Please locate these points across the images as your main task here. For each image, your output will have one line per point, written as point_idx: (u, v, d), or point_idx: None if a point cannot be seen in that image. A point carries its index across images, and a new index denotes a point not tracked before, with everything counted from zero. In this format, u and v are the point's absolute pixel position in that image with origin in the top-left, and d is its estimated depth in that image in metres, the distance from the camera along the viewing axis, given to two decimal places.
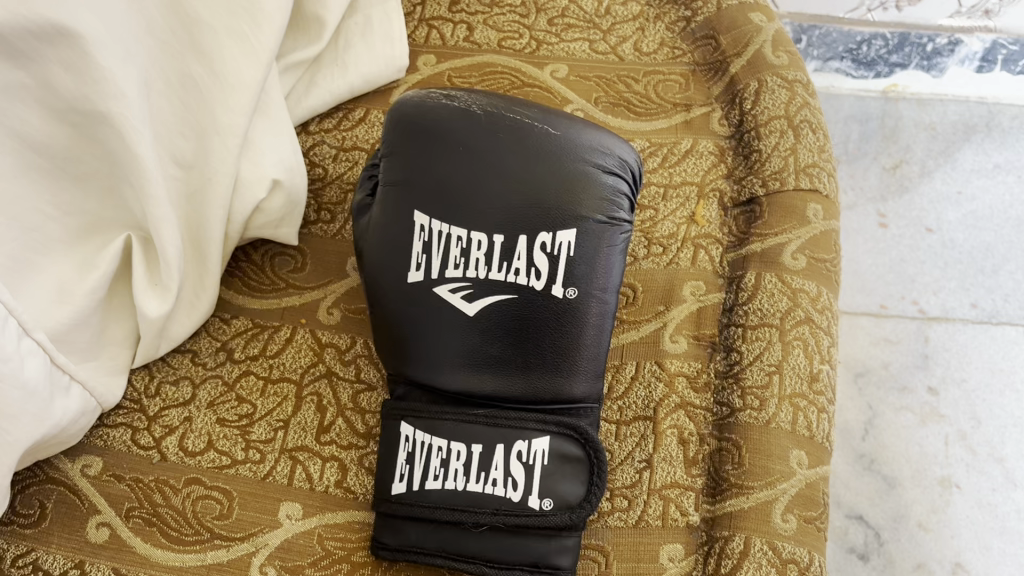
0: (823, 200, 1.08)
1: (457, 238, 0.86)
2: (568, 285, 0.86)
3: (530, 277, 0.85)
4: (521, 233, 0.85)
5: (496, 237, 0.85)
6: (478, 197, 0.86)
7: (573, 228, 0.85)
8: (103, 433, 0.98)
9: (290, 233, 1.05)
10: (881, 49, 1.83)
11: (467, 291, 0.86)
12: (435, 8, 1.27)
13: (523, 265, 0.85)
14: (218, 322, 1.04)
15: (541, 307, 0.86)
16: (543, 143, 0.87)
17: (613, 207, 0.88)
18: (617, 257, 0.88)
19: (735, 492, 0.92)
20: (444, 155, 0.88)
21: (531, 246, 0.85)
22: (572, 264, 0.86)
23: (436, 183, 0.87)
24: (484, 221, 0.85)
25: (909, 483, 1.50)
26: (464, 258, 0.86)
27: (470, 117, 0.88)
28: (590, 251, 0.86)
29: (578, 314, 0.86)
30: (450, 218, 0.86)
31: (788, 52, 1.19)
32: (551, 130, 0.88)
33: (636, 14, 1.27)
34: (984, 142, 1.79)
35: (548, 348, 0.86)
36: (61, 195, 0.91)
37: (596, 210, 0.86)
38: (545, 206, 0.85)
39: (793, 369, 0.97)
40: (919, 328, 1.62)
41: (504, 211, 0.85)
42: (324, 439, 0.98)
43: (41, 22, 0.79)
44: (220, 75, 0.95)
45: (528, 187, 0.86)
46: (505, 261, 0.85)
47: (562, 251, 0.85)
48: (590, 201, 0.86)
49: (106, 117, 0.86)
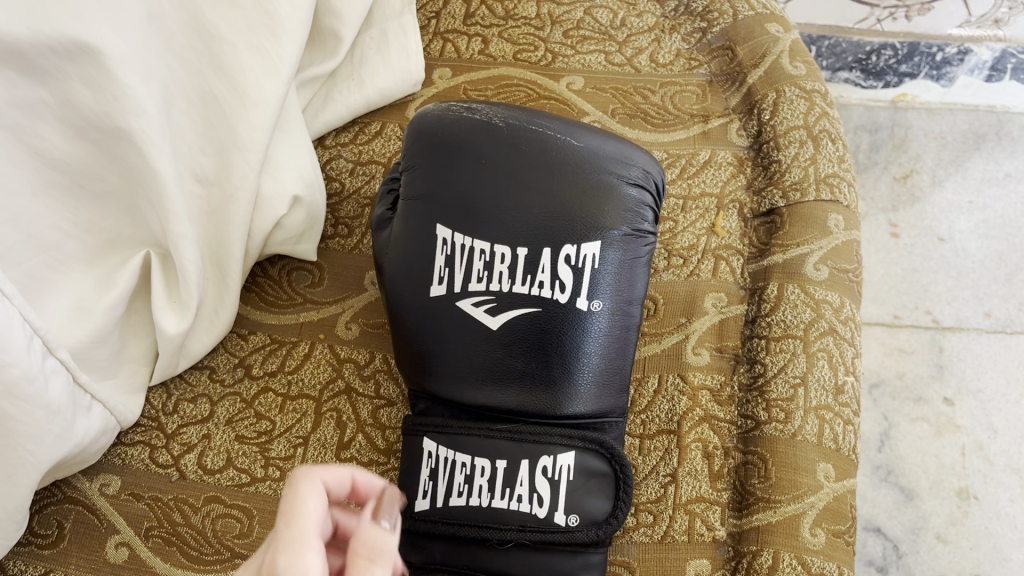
0: (844, 210, 1.07)
1: (480, 251, 0.84)
2: (593, 298, 0.84)
3: (554, 290, 0.83)
4: (545, 246, 0.83)
5: (520, 250, 0.83)
6: (502, 209, 0.84)
7: (596, 240, 0.84)
8: (121, 452, 0.97)
9: (309, 248, 1.05)
10: (889, 59, 1.82)
11: (491, 305, 0.84)
12: (450, 21, 1.27)
13: (548, 278, 0.83)
14: (236, 338, 1.04)
15: (566, 320, 0.83)
16: (566, 155, 0.87)
17: (636, 219, 0.87)
18: (640, 270, 0.87)
19: (762, 506, 0.91)
20: (467, 167, 0.87)
21: (555, 258, 0.83)
22: (597, 276, 0.85)
23: (459, 195, 0.86)
24: (507, 232, 0.84)
25: (926, 495, 1.49)
26: (487, 271, 0.84)
27: (492, 130, 0.88)
28: (614, 263, 0.85)
29: (604, 327, 0.85)
30: (473, 229, 0.85)
31: (805, 62, 1.18)
32: (574, 142, 0.88)
33: (652, 25, 1.27)
34: (994, 150, 1.79)
35: (573, 362, 0.84)
36: (79, 212, 0.90)
37: (619, 222, 0.85)
38: (570, 216, 0.84)
39: (818, 381, 0.96)
40: (934, 339, 1.61)
41: (528, 223, 0.84)
42: (345, 456, 0.97)
43: (63, 39, 0.79)
44: (240, 90, 0.95)
45: (552, 201, 0.84)
46: (528, 273, 0.83)
47: (587, 263, 0.84)
48: (616, 213, 0.85)
49: (126, 134, 0.85)
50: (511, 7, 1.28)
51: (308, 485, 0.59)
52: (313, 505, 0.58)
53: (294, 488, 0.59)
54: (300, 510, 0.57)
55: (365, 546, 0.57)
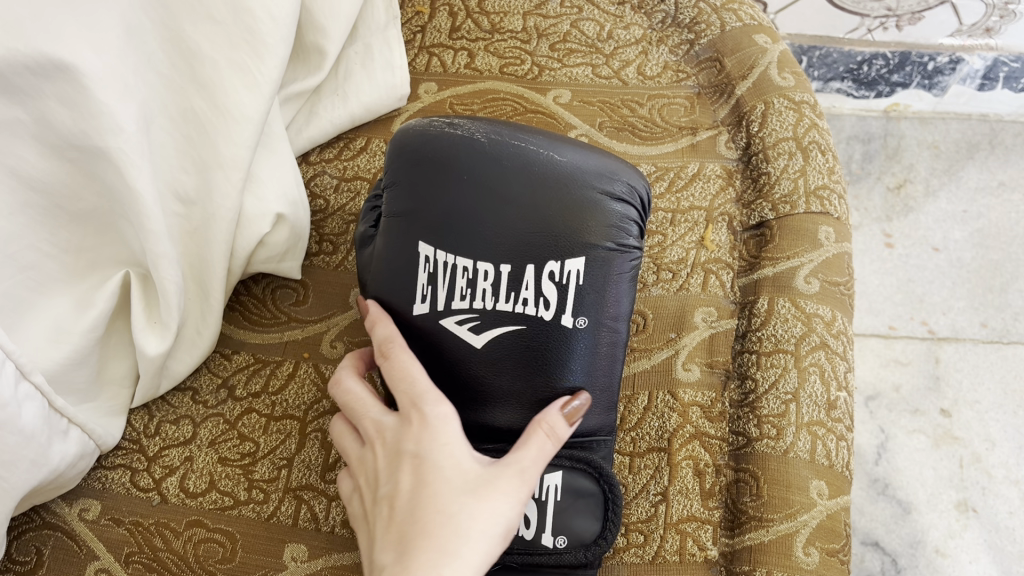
0: (834, 223, 1.06)
1: (463, 268, 0.82)
2: (578, 315, 0.82)
3: (538, 307, 0.82)
4: (529, 263, 0.81)
5: (503, 266, 0.81)
6: (485, 225, 0.82)
7: (581, 256, 0.82)
8: (101, 476, 0.95)
9: (293, 266, 1.04)
10: (881, 69, 1.84)
11: (474, 322, 0.82)
12: (435, 35, 1.26)
13: (532, 295, 0.82)
14: (219, 358, 1.02)
15: (551, 336, 0.82)
16: (549, 170, 0.84)
17: (622, 234, 0.85)
18: (627, 285, 0.86)
19: (755, 526, 0.89)
20: (447, 183, 0.84)
21: (539, 275, 0.81)
22: (582, 292, 0.83)
23: (440, 212, 0.84)
24: (489, 249, 0.81)
25: (924, 508, 1.48)
26: (470, 288, 0.82)
27: (473, 146, 0.85)
28: (599, 279, 0.83)
29: (590, 343, 0.83)
30: (456, 246, 0.82)
31: (793, 72, 1.17)
32: (556, 157, 0.85)
33: (639, 37, 1.26)
34: (987, 159, 1.83)
35: (559, 379, 0.82)
36: (58, 232, 0.88)
37: (604, 238, 0.83)
38: (554, 232, 0.82)
39: (809, 397, 0.95)
40: (929, 349, 1.63)
41: (511, 239, 0.81)
42: (330, 477, 0.95)
43: (37, 56, 0.77)
44: (221, 108, 0.94)
45: (537, 218, 0.82)
46: (512, 290, 0.82)
47: (571, 280, 0.82)
48: (600, 228, 0.83)
49: (102, 152, 0.84)
50: (497, 21, 1.27)
51: (410, 356, 0.79)
52: (421, 370, 0.78)
53: (400, 358, 0.79)
54: (416, 373, 0.78)
55: (548, 424, 0.77)
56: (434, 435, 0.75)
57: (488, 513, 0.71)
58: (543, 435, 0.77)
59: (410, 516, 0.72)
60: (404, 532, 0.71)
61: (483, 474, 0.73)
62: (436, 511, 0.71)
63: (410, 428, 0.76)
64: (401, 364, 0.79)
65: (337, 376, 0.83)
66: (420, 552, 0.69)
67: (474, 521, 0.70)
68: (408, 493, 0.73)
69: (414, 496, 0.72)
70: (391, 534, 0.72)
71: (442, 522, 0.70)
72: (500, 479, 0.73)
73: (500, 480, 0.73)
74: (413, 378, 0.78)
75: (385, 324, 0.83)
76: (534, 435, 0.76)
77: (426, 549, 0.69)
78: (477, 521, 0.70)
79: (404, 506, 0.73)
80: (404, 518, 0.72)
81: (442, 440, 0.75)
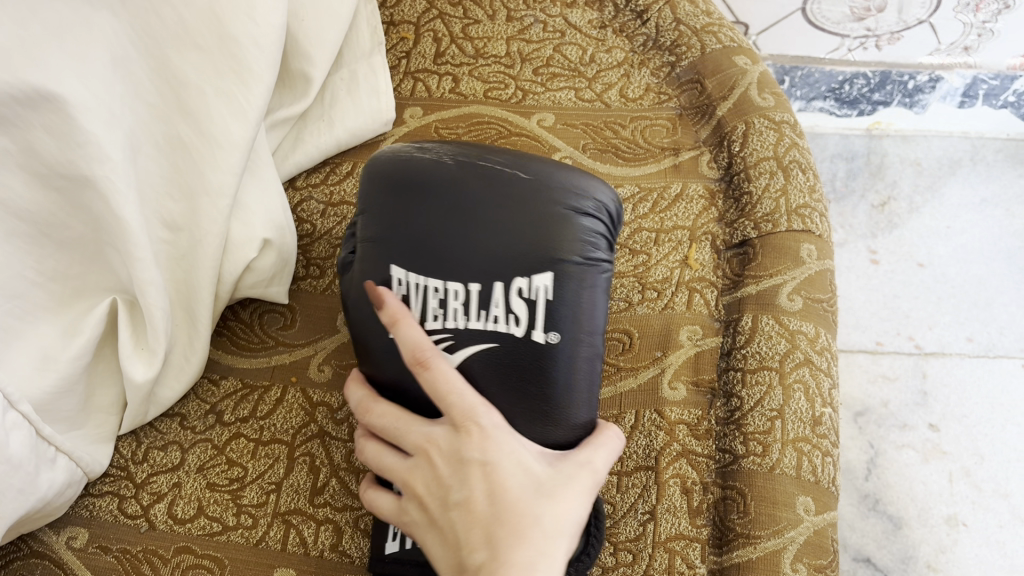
0: (817, 240, 1.07)
1: (434, 289, 0.82)
2: (549, 329, 0.82)
3: (510, 324, 0.82)
4: (497, 281, 0.81)
5: (473, 285, 0.82)
6: (457, 245, 0.82)
7: (549, 271, 0.82)
8: (88, 503, 0.95)
9: (280, 291, 1.05)
10: (862, 88, 1.86)
11: (449, 342, 0.83)
12: (420, 60, 1.28)
13: (502, 312, 0.82)
14: (207, 384, 1.03)
15: (524, 353, 0.82)
16: (516, 188, 0.84)
17: (590, 248, 0.84)
18: (599, 299, 0.85)
19: (743, 543, 0.89)
20: (418, 206, 0.84)
21: (508, 292, 0.82)
22: (553, 307, 0.83)
23: (412, 235, 0.84)
24: (458, 268, 0.82)
25: (915, 523, 1.49)
26: (443, 308, 0.83)
27: (441, 169, 0.85)
28: (569, 293, 0.83)
29: (564, 358, 0.83)
30: (428, 269, 0.83)
31: (774, 93, 1.19)
32: (522, 175, 0.85)
33: (621, 60, 1.28)
34: (970, 175, 1.86)
35: (535, 395, 0.83)
36: (45, 261, 0.89)
37: (572, 252, 0.83)
38: (520, 248, 0.82)
39: (794, 413, 0.96)
40: (917, 365, 1.64)
41: (480, 258, 0.81)
42: (318, 501, 0.95)
43: (24, 87, 0.78)
44: (209, 135, 0.94)
45: (504, 238, 0.82)
46: (483, 308, 0.82)
47: (540, 295, 0.82)
48: (565, 244, 0.83)
49: (90, 180, 0.84)
50: (481, 46, 1.29)
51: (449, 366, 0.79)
52: (461, 379, 0.79)
53: (443, 368, 0.79)
54: (462, 385, 0.79)
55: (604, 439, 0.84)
56: (499, 441, 0.78)
57: (569, 509, 0.77)
58: (603, 447, 0.83)
59: (495, 519, 0.75)
60: (493, 530, 0.75)
61: (553, 475, 0.79)
62: (523, 512, 0.75)
63: (467, 437, 0.78)
64: (445, 374, 0.79)
65: (366, 405, 0.84)
66: (519, 549, 0.73)
67: (560, 518, 0.76)
68: (485, 499, 0.76)
69: (493, 501, 0.76)
70: (476, 532, 0.75)
71: (531, 522, 0.75)
72: (573, 478, 0.79)
73: (568, 479, 0.79)
74: (461, 390, 0.78)
75: (409, 327, 0.80)
76: (596, 447, 0.83)
77: (524, 546, 0.73)
78: (562, 520, 0.76)
79: (484, 509, 0.76)
80: (488, 520, 0.75)
81: (507, 447, 0.78)
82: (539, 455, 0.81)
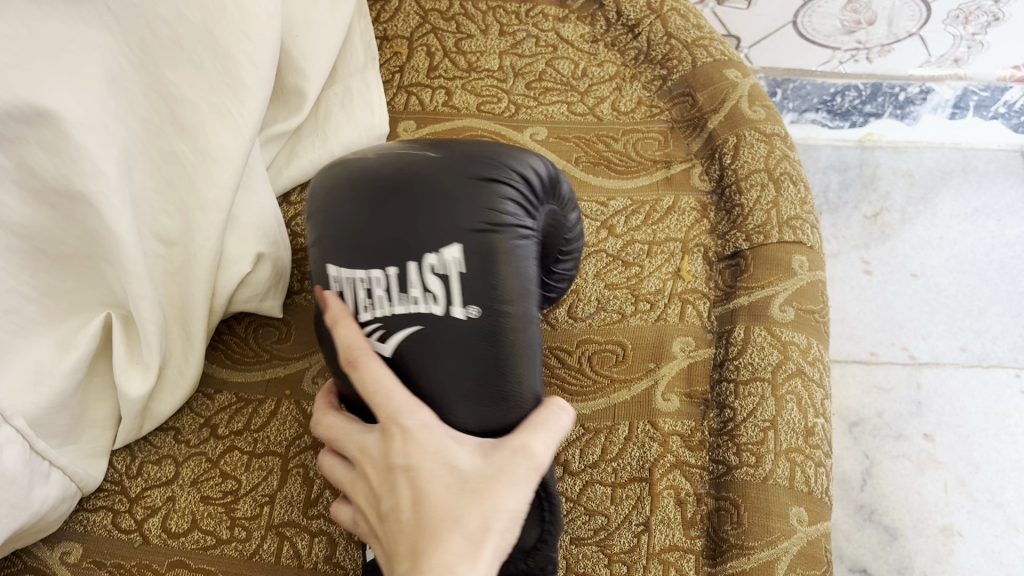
0: (808, 251, 1.08)
1: (358, 278, 0.76)
2: (468, 305, 0.74)
3: (432, 304, 0.74)
4: (406, 260, 0.74)
5: (386, 268, 0.74)
6: (367, 230, 0.76)
7: (456, 243, 0.74)
8: (82, 518, 0.95)
9: (275, 305, 1.05)
10: (854, 100, 1.88)
11: (380, 332, 0.76)
12: (414, 75, 1.29)
13: (420, 292, 0.74)
14: (202, 398, 1.03)
15: (450, 334, 0.74)
16: (421, 164, 0.77)
17: (503, 214, 0.76)
18: (526, 270, 0.77)
19: (736, 553, 0.89)
20: (334, 200, 0.79)
21: (420, 270, 0.74)
22: (471, 280, 0.74)
23: (331, 229, 0.79)
24: (370, 254, 0.75)
25: (911, 534, 1.49)
26: (369, 297, 0.76)
27: (357, 162, 0.80)
28: (484, 265, 0.74)
29: (490, 335, 0.74)
30: (351, 261, 0.76)
31: (765, 105, 1.21)
32: (431, 153, 0.78)
33: (613, 74, 1.29)
34: (961, 186, 1.87)
35: (471, 379, 0.75)
36: (39, 276, 0.89)
37: (478, 219, 0.74)
38: (424, 222, 0.74)
39: (787, 424, 0.96)
40: (911, 375, 1.65)
41: (388, 239, 0.75)
42: (312, 513, 0.95)
43: (19, 104, 0.78)
44: (203, 150, 0.95)
45: (415, 217, 0.74)
46: (403, 290, 0.74)
47: (452, 269, 0.74)
48: (472, 212, 0.74)
49: (84, 196, 0.85)
50: (474, 60, 1.30)
51: (375, 366, 0.74)
52: (388, 378, 0.74)
53: (369, 369, 0.74)
54: (387, 385, 0.74)
55: (546, 419, 0.76)
56: (424, 443, 0.73)
57: (496, 510, 0.71)
58: (545, 428, 0.76)
59: (418, 529, 0.72)
60: (415, 541, 0.71)
61: (482, 470, 0.73)
62: (443, 519, 0.71)
63: (393, 441, 0.74)
64: (371, 375, 0.74)
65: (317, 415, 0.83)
66: (434, 561, 0.69)
67: (484, 521, 0.71)
68: (411, 507, 0.73)
69: (418, 508, 0.72)
70: (401, 543, 0.72)
71: (451, 529, 0.70)
72: (504, 471, 0.73)
73: (500, 471, 0.73)
74: (388, 390, 0.74)
75: (349, 325, 0.77)
76: (538, 428, 0.75)
77: (441, 557, 0.69)
78: (488, 519, 0.71)
79: (409, 518, 0.72)
80: (413, 529, 0.72)
81: (433, 448, 0.73)
82: (476, 446, 0.75)
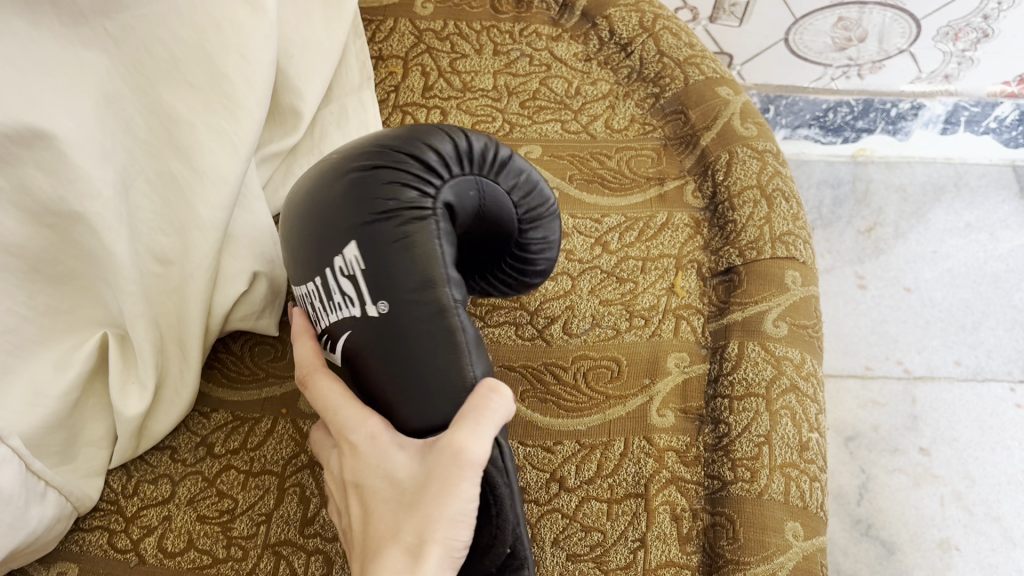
0: (801, 267, 1.09)
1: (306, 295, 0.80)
2: (375, 298, 0.74)
3: (351, 305, 0.75)
4: (322, 268, 0.77)
5: (313, 280, 0.78)
6: (298, 247, 0.79)
7: (352, 240, 0.75)
8: (78, 538, 0.95)
9: (271, 324, 1.06)
10: (846, 116, 1.89)
11: (329, 341, 0.79)
12: (409, 94, 1.30)
13: (342, 297, 0.76)
14: (198, 417, 1.03)
15: (369, 331, 0.74)
16: (326, 172, 0.79)
17: (392, 199, 0.75)
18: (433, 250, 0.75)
19: (732, 569, 0.89)
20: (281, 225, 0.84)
21: (334, 274, 0.76)
22: (373, 272, 0.74)
23: (285, 254, 0.83)
24: (303, 271, 0.79)
25: (908, 548, 1.49)
26: (316, 310, 0.80)
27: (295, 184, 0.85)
28: (378, 254, 0.74)
29: (401, 324, 0.73)
30: (297, 283, 0.81)
31: (756, 122, 1.22)
32: (335, 157, 0.80)
33: (607, 92, 1.30)
34: (954, 201, 1.88)
35: (397, 373, 0.73)
36: (36, 296, 0.89)
37: (367, 211, 0.75)
38: (328, 226, 0.76)
39: (781, 439, 0.96)
40: (906, 389, 1.65)
41: (307, 251, 0.78)
42: (308, 532, 0.95)
43: (19, 127, 0.80)
44: (200, 170, 0.95)
45: (321, 226, 0.77)
46: (330, 296, 0.77)
47: (355, 267, 0.75)
48: (361, 205, 0.75)
49: (82, 217, 0.86)
50: (468, 80, 1.31)
51: (323, 383, 0.76)
52: (336, 394, 0.76)
53: (319, 388, 0.77)
54: (333, 402, 0.75)
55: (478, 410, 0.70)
56: (365, 457, 0.73)
57: (431, 519, 0.68)
58: (477, 421, 0.69)
59: (368, 544, 0.72)
60: (365, 556, 0.71)
61: (418, 479, 0.70)
62: (385, 534, 0.70)
63: (346, 456, 0.75)
64: (321, 394, 0.76)
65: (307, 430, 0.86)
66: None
67: (420, 533, 0.68)
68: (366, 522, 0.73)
69: (370, 522, 0.72)
70: (359, 558, 0.73)
71: (390, 543, 0.69)
72: (433, 476, 0.69)
73: (432, 477, 0.69)
74: (334, 408, 0.75)
75: (306, 348, 0.80)
76: (468, 422, 0.69)
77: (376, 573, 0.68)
78: (423, 530, 0.68)
79: (364, 531, 0.73)
80: (365, 543, 0.72)
81: (375, 460, 0.72)
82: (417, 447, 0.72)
